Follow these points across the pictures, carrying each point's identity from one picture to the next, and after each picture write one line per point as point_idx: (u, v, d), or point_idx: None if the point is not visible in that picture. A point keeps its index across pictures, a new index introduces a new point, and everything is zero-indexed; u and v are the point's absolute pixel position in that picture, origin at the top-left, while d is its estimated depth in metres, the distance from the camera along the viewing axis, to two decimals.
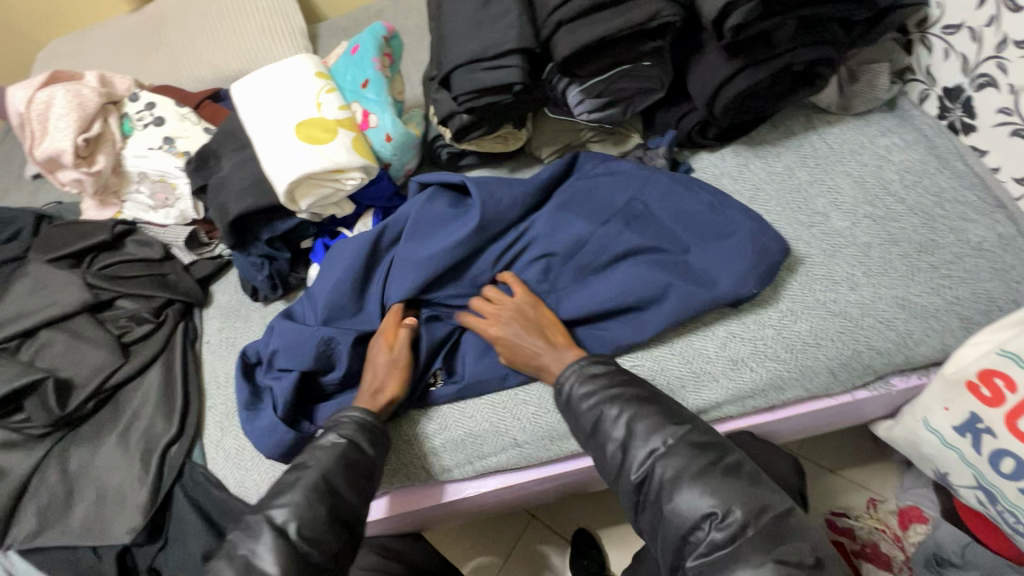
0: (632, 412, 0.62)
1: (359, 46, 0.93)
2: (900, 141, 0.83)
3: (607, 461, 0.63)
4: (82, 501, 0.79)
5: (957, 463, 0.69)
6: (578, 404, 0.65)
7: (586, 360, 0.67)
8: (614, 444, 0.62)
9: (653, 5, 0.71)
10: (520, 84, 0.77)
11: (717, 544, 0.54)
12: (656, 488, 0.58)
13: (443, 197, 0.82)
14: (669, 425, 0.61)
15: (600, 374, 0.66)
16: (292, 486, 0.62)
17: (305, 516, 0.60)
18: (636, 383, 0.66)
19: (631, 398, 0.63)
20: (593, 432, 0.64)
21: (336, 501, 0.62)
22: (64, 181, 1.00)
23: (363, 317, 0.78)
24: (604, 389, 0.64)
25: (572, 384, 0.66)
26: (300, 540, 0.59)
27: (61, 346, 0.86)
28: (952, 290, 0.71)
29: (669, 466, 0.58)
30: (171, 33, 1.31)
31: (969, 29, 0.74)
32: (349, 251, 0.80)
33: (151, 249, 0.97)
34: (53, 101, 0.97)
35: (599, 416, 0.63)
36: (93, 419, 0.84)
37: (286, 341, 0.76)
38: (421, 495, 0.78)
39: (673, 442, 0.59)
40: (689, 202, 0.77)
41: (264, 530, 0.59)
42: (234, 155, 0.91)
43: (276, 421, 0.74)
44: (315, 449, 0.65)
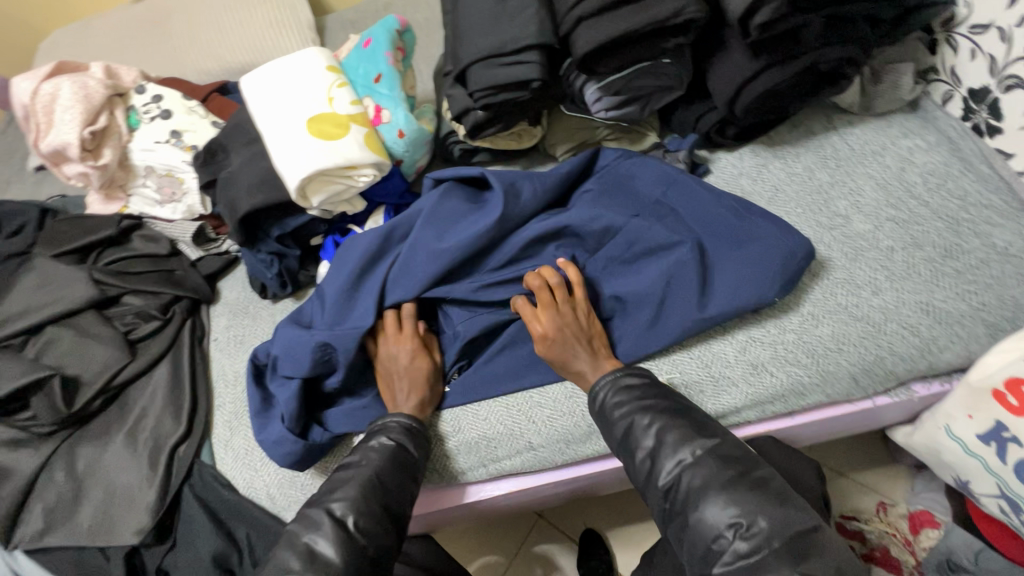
0: (663, 421, 0.63)
1: (371, 39, 0.91)
2: (923, 143, 0.82)
3: (635, 468, 0.64)
4: (89, 501, 0.78)
5: (980, 471, 0.68)
6: (610, 412, 0.66)
7: (621, 372, 0.67)
8: (642, 452, 0.63)
9: (677, 1, 0.69)
10: (537, 81, 0.76)
11: (741, 555, 0.54)
12: (683, 498, 0.59)
13: (460, 192, 0.81)
14: (699, 436, 0.61)
15: (633, 385, 0.67)
16: (348, 481, 0.64)
17: (363, 510, 0.62)
18: (665, 394, 0.66)
19: (663, 409, 0.64)
20: (623, 439, 0.64)
21: (388, 498, 0.63)
22: (69, 174, 0.98)
23: (356, 317, 0.75)
24: (635, 399, 0.65)
25: (606, 394, 0.67)
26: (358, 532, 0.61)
27: (68, 343, 0.85)
28: (977, 296, 0.70)
29: (697, 476, 0.59)
30: (176, 23, 1.29)
31: (998, 29, 0.72)
32: (359, 250, 0.78)
33: (158, 244, 0.96)
34: (59, 93, 0.95)
35: (630, 424, 0.64)
36: (100, 417, 0.83)
37: (291, 350, 0.74)
38: (447, 494, 0.77)
39: (701, 453, 0.60)
40: (712, 206, 0.76)
41: (324, 521, 0.61)
42: (242, 150, 0.89)
43: (285, 432, 0.73)
44: (367, 450, 0.67)
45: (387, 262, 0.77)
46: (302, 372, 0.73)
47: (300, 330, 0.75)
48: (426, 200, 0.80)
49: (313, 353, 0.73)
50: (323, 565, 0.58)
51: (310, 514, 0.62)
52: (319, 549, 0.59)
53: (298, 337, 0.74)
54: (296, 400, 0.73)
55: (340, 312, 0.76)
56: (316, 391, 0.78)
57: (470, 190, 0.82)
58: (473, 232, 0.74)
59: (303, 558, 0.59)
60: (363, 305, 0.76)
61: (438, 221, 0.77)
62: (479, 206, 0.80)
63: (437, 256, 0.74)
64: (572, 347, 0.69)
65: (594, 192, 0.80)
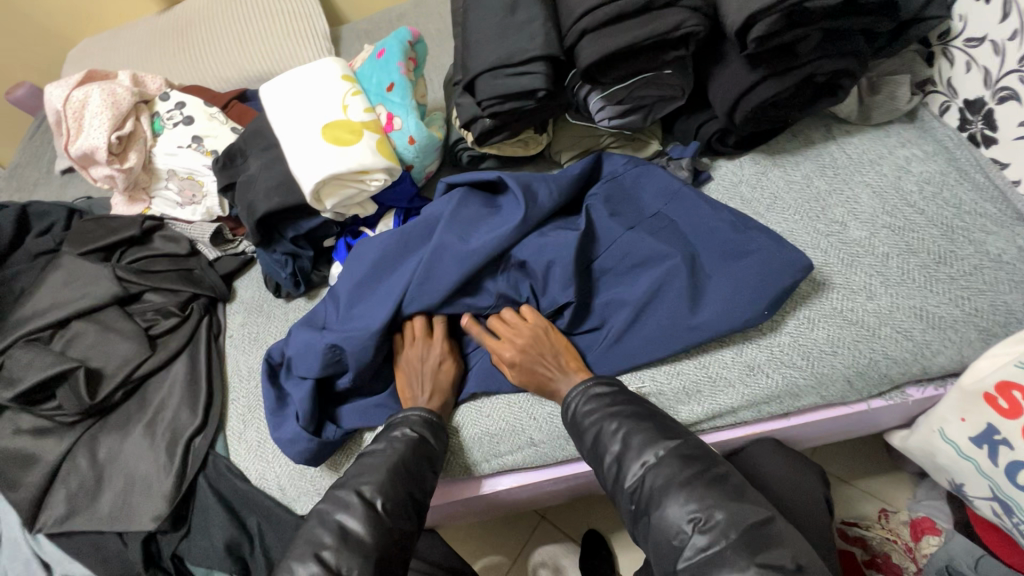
0: (628, 426, 0.65)
1: (385, 50, 0.94)
2: (920, 152, 0.83)
3: (604, 472, 0.66)
4: (109, 489, 0.81)
5: (973, 474, 0.69)
6: (577, 419, 0.69)
7: (591, 381, 0.70)
8: (609, 456, 0.65)
9: (677, 15, 0.73)
10: (543, 91, 0.79)
11: (701, 549, 0.56)
12: (646, 497, 0.61)
13: (477, 197, 0.83)
14: (663, 439, 0.64)
15: (604, 393, 0.69)
16: (375, 467, 0.67)
17: (391, 493, 0.65)
18: (634, 400, 0.69)
19: (629, 414, 0.66)
20: (590, 444, 0.67)
21: (416, 485, 0.67)
22: (96, 176, 1.03)
23: (371, 316, 0.77)
24: (605, 407, 0.68)
25: (577, 403, 0.69)
26: (386, 512, 0.64)
27: (92, 337, 0.89)
28: (971, 301, 0.71)
29: (659, 476, 0.61)
30: (198, 33, 1.34)
31: (992, 42, 0.74)
32: (371, 255, 0.81)
33: (178, 244, 1.00)
34: (89, 100, 1.00)
35: (598, 431, 0.67)
36: (121, 409, 0.87)
37: (308, 352, 0.77)
38: (456, 489, 0.80)
39: (664, 454, 0.62)
40: (712, 218, 0.77)
41: (354, 501, 0.64)
42: (261, 155, 0.93)
43: (299, 430, 0.75)
44: (391, 437, 0.70)
45: (414, 261, 0.80)
46: (315, 372, 0.76)
47: (315, 333, 0.79)
48: (438, 206, 0.83)
49: (327, 354, 0.76)
50: (354, 542, 0.61)
51: (338, 494, 0.65)
52: (350, 526, 0.62)
53: (312, 339, 0.78)
54: (310, 400, 0.76)
55: (357, 313, 0.79)
56: (329, 391, 0.81)
57: (484, 193, 0.85)
58: (492, 237, 0.77)
59: (336, 535, 0.61)
60: (379, 308, 0.78)
61: (459, 224, 0.79)
62: (495, 210, 0.82)
63: (462, 257, 0.76)
64: (542, 364, 0.73)
65: (601, 199, 0.82)
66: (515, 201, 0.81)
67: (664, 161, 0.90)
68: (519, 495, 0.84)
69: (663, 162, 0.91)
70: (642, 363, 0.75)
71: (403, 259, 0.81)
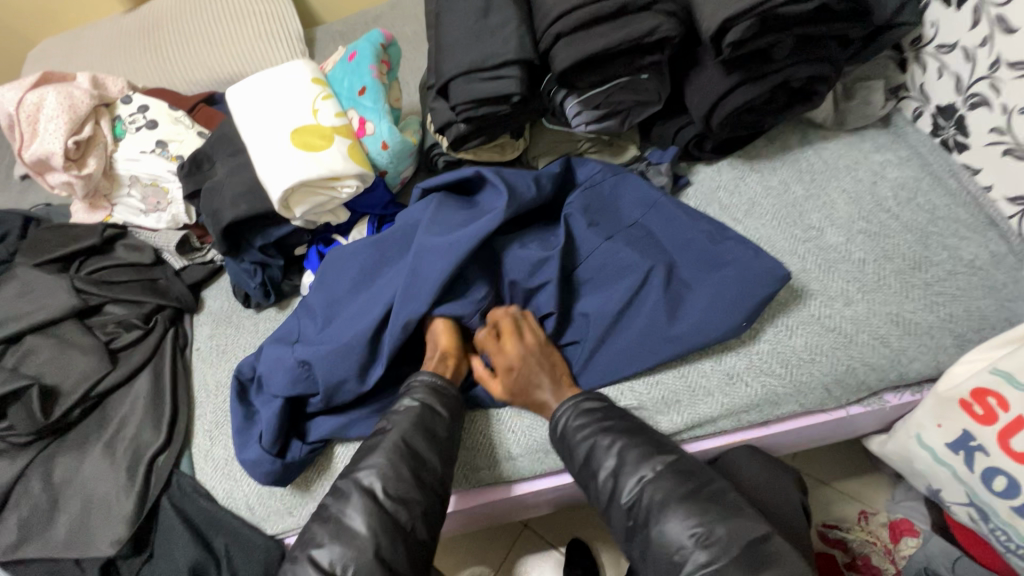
0: (623, 441, 0.65)
1: (357, 53, 0.92)
2: (894, 158, 0.84)
3: (599, 489, 0.65)
4: (65, 513, 0.77)
5: (950, 480, 0.69)
6: (567, 432, 0.67)
7: (580, 396, 0.69)
8: (603, 472, 0.65)
9: (652, 20, 0.72)
10: (518, 95, 0.77)
11: (703, 565, 0.56)
12: (643, 512, 0.61)
13: (455, 201, 0.81)
14: (658, 454, 0.63)
15: (594, 409, 0.68)
16: (375, 449, 0.66)
17: (390, 476, 0.64)
18: (623, 414, 0.68)
19: (622, 429, 0.66)
20: (581, 461, 0.66)
21: (417, 464, 0.65)
22: (53, 183, 0.98)
23: (345, 337, 0.74)
24: (597, 421, 0.67)
25: (567, 418, 0.68)
26: (386, 499, 0.63)
27: (48, 352, 0.85)
28: (946, 307, 0.71)
29: (658, 490, 0.61)
30: (165, 33, 1.30)
31: (963, 49, 0.74)
32: (351, 266, 0.79)
33: (142, 254, 0.97)
34: (44, 103, 0.95)
35: (591, 445, 0.65)
36: (79, 427, 0.83)
37: (280, 369, 0.75)
38: (478, 495, 0.76)
39: (661, 468, 0.62)
40: (689, 231, 0.77)
41: (353, 492, 0.63)
42: (227, 161, 0.90)
43: (261, 452, 0.72)
44: (391, 415, 0.69)
45: (393, 271, 0.77)
46: (285, 391, 0.73)
47: (286, 349, 0.76)
48: (414, 213, 0.81)
49: (299, 372, 0.73)
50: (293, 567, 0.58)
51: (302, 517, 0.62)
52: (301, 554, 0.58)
53: (283, 355, 0.75)
54: (278, 418, 0.72)
55: (334, 328, 0.76)
56: (301, 407, 0.77)
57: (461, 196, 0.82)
58: (464, 242, 0.72)
59: (331, 532, 0.61)
60: (355, 324, 0.74)
61: (436, 227, 0.76)
62: (471, 210, 0.79)
63: (435, 257, 0.72)
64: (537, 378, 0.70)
65: (581, 206, 0.80)
66: (496, 197, 0.78)
67: (644, 166, 0.89)
68: (506, 507, 0.82)
69: (643, 167, 0.90)
70: (625, 376, 0.73)
71: (384, 271, 0.79)
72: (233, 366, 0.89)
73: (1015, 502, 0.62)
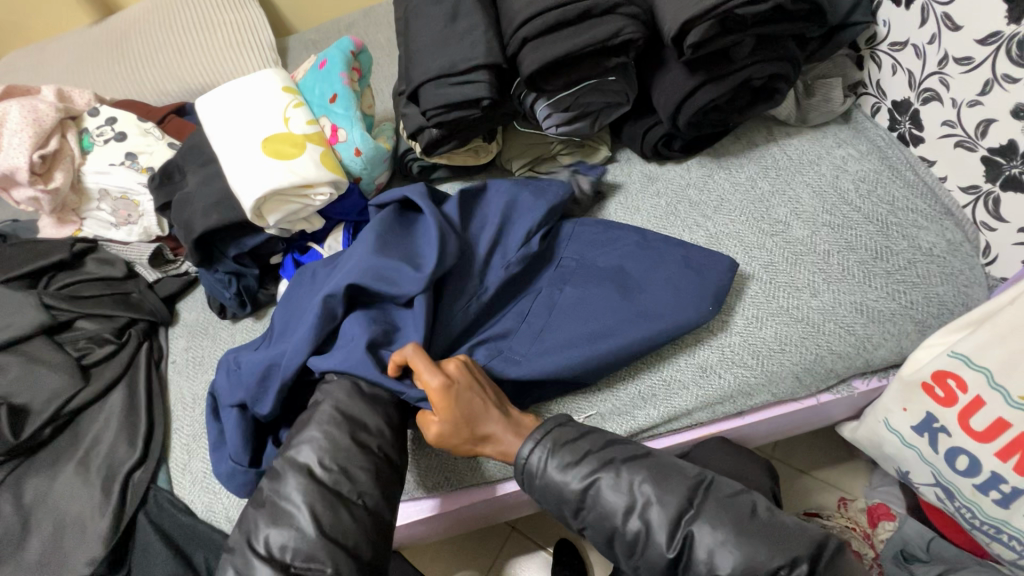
0: (632, 474, 0.62)
1: (327, 60, 0.92)
2: (855, 152, 0.87)
3: (620, 536, 0.61)
4: (37, 533, 0.74)
5: (917, 462, 0.72)
6: (562, 476, 0.63)
7: (546, 428, 0.65)
8: (624, 514, 0.60)
9: (616, 23, 0.73)
10: (488, 99, 0.78)
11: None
12: (703, 560, 0.57)
13: (410, 219, 0.79)
14: (687, 482, 0.61)
15: (575, 441, 0.65)
16: (308, 424, 0.65)
17: (328, 448, 0.63)
18: (611, 442, 0.65)
19: (629, 461, 0.63)
20: (590, 508, 0.62)
21: (355, 429, 0.64)
22: (19, 199, 0.96)
23: (281, 345, 0.73)
24: (591, 455, 0.63)
25: (547, 456, 0.64)
26: (324, 472, 0.61)
27: (16, 370, 0.83)
28: (906, 295, 0.74)
29: (716, 528, 0.57)
30: (132, 44, 1.28)
31: (914, 46, 0.77)
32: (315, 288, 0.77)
33: (113, 267, 0.96)
34: (7, 116, 0.93)
35: (596, 488, 0.62)
36: (51, 446, 0.81)
37: (226, 376, 0.75)
38: (462, 497, 0.76)
39: (699, 501, 0.59)
40: (621, 236, 0.81)
41: (288, 471, 0.62)
42: (198, 171, 0.89)
43: (236, 467, 0.71)
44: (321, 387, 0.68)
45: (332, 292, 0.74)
46: (237, 400, 0.72)
47: (243, 352, 0.77)
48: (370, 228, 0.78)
49: (233, 369, 0.75)
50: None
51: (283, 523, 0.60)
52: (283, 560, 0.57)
53: (234, 359, 0.77)
54: (242, 429, 0.71)
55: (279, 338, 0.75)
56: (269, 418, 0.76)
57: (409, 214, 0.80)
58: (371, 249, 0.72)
59: (268, 517, 0.60)
60: (289, 334, 0.74)
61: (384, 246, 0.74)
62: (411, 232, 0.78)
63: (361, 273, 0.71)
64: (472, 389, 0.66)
65: (533, 212, 0.80)
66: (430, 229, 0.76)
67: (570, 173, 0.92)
68: (491, 507, 0.82)
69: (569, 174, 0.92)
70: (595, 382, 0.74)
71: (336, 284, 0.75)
72: (209, 378, 0.88)
73: (977, 479, 0.65)
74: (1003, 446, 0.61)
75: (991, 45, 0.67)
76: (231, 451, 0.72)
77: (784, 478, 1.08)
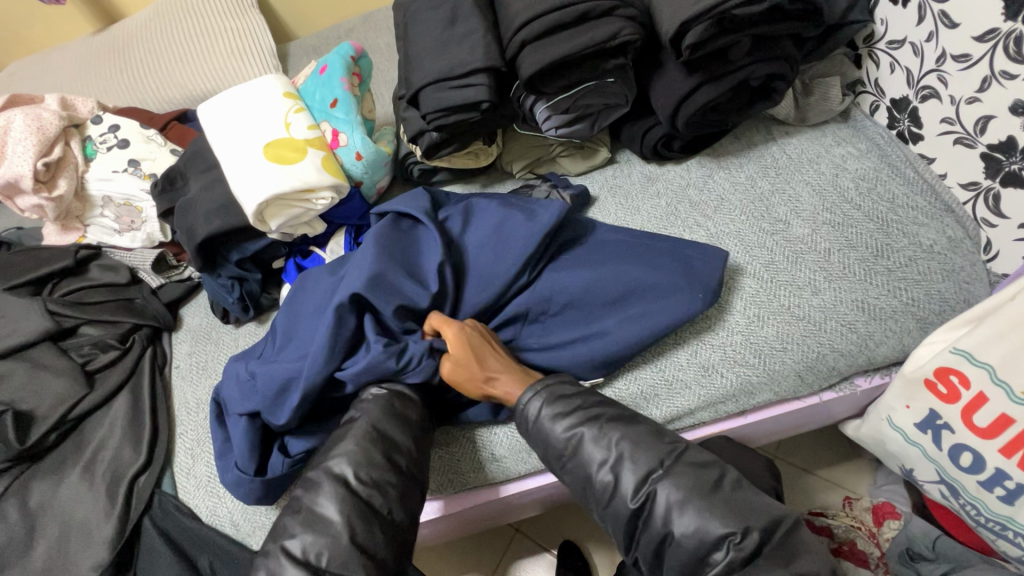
0: (614, 433, 0.63)
1: (327, 66, 0.93)
2: (854, 150, 0.87)
3: (594, 486, 0.63)
4: (43, 538, 0.75)
5: (921, 459, 0.71)
6: (550, 424, 0.65)
7: (554, 381, 0.68)
8: (599, 466, 0.62)
9: (614, 25, 0.73)
10: (487, 102, 0.78)
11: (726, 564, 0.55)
12: (660, 512, 0.59)
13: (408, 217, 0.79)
14: (662, 445, 0.62)
15: (570, 395, 0.67)
16: (344, 437, 0.66)
17: (360, 462, 0.64)
18: (601, 401, 0.67)
19: (613, 418, 0.65)
20: (571, 457, 0.64)
21: (388, 448, 0.65)
22: (23, 207, 0.97)
23: (294, 356, 0.73)
24: (578, 408, 0.66)
25: (539, 405, 0.66)
26: (354, 490, 0.62)
27: (22, 377, 0.84)
28: (908, 292, 0.74)
29: (676, 488, 0.59)
30: (134, 52, 1.29)
31: (912, 44, 0.77)
32: (314, 290, 0.78)
33: (117, 274, 0.97)
34: (12, 125, 0.94)
35: (577, 439, 0.64)
36: (56, 451, 0.81)
37: (236, 385, 0.75)
38: (467, 498, 0.76)
39: (671, 463, 0.60)
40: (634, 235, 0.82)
41: (325, 480, 0.63)
42: (201, 177, 0.90)
43: (241, 474, 0.72)
44: (359, 403, 0.69)
45: None
46: (245, 409, 0.72)
47: (246, 363, 0.78)
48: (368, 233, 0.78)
49: (246, 383, 0.74)
50: None
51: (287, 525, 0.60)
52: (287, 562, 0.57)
53: (241, 370, 0.76)
54: (249, 436, 0.72)
55: (288, 350, 0.75)
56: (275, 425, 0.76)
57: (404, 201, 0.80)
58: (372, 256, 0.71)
59: (303, 522, 0.61)
60: (299, 345, 0.74)
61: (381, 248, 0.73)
62: (404, 231, 0.77)
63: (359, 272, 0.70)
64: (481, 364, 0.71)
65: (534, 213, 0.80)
66: (431, 236, 0.76)
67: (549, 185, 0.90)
68: (496, 509, 0.82)
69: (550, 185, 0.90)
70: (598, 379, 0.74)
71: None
72: (212, 383, 0.88)
73: (981, 475, 0.65)
74: (1007, 443, 0.61)
75: (989, 42, 0.67)
76: (237, 458, 0.73)
77: (787, 477, 1.08)
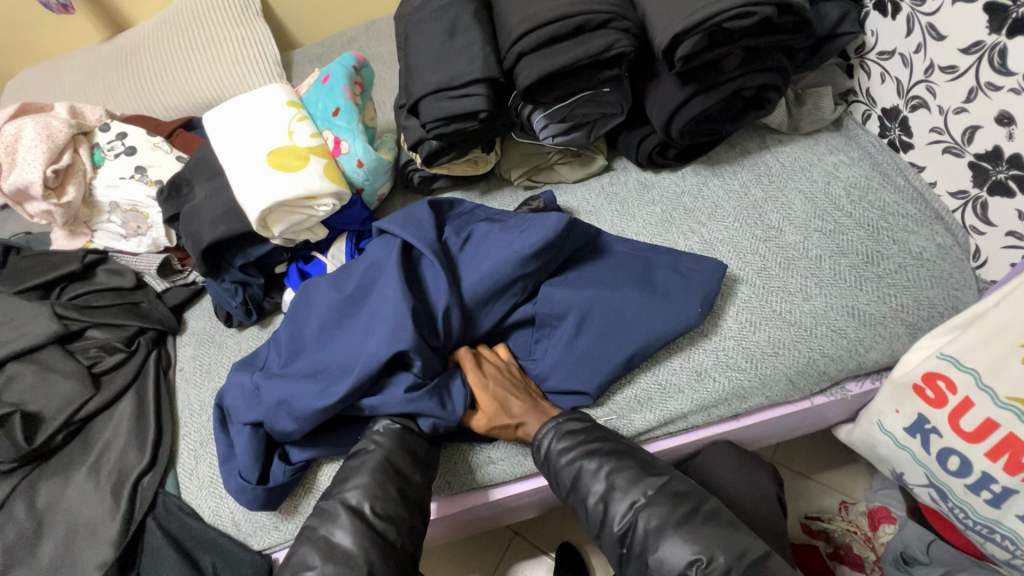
0: (610, 465, 0.66)
1: (330, 75, 0.95)
2: (846, 159, 0.88)
3: (589, 515, 0.66)
4: (50, 537, 0.76)
5: (911, 462, 0.73)
6: (557, 459, 0.68)
7: (563, 417, 0.70)
8: (595, 499, 0.65)
9: (608, 37, 0.75)
10: (485, 112, 0.80)
11: None
12: (639, 541, 0.62)
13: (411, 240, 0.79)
14: (647, 477, 0.65)
15: (576, 429, 0.69)
16: (359, 470, 0.68)
17: (378, 494, 0.66)
18: (605, 435, 0.69)
19: (609, 452, 0.67)
20: (573, 491, 0.67)
21: (402, 481, 0.68)
22: (32, 212, 0.99)
23: (299, 372, 0.75)
24: (581, 443, 0.68)
25: (550, 441, 0.69)
26: (375, 517, 0.65)
27: (30, 378, 0.86)
28: (896, 298, 0.75)
29: (653, 517, 0.61)
30: (140, 60, 1.32)
31: (901, 55, 0.79)
32: (321, 305, 0.79)
33: (123, 277, 0.98)
34: (22, 133, 0.96)
35: (577, 472, 0.66)
36: (62, 452, 0.83)
37: (240, 394, 0.77)
38: (466, 500, 0.77)
39: (652, 492, 0.63)
40: (630, 242, 0.83)
41: (341, 512, 0.65)
42: (206, 184, 0.92)
43: (245, 483, 0.73)
44: (372, 436, 0.71)
45: (354, 319, 0.76)
46: (250, 419, 0.74)
47: (249, 373, 0.79)
48: (377, 252, 0.79)
49: (252, 395, 0.76)
50: None
51: None
52: None
53: (244, 381, 0.78)
54: (252, 444, 0.75)
55: (296, 364, 0.76)
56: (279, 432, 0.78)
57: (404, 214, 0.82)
58: (392, 287, 0.72)
59: (323, 553, 0.63)
60: (307, 360, 0.76)
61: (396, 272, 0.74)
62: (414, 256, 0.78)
63: (382, 303, 0.72)
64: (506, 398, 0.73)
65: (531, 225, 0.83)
66: (437, 270, 0.76)
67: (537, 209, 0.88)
68: (495, 510, 0.83)
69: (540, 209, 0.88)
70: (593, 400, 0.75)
71: (350, 313, 0.77)
72: (216, 386, 0.90)
73: (968, 480, 0.66)
74: (992, 446, 0.62)
75: (974, 54, 0.69)
76: (240, 467, 0.74)
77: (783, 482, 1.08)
